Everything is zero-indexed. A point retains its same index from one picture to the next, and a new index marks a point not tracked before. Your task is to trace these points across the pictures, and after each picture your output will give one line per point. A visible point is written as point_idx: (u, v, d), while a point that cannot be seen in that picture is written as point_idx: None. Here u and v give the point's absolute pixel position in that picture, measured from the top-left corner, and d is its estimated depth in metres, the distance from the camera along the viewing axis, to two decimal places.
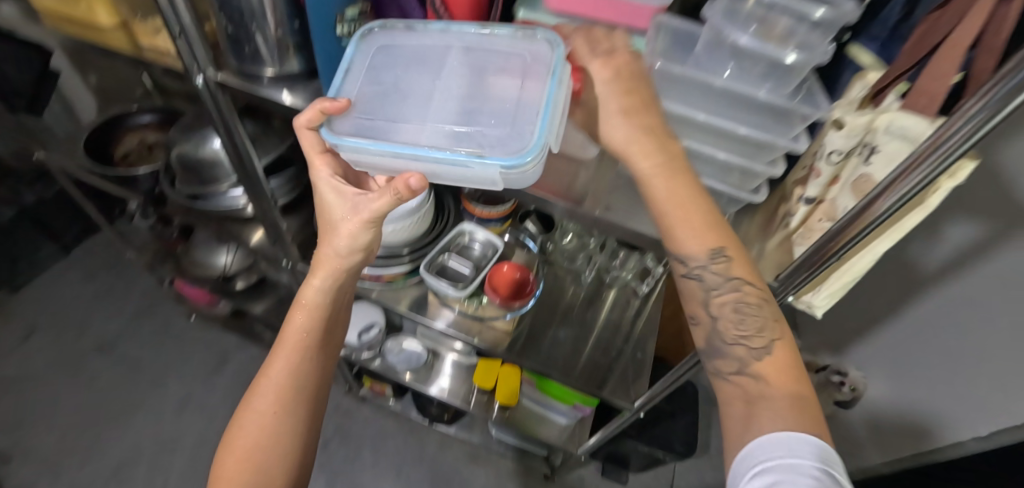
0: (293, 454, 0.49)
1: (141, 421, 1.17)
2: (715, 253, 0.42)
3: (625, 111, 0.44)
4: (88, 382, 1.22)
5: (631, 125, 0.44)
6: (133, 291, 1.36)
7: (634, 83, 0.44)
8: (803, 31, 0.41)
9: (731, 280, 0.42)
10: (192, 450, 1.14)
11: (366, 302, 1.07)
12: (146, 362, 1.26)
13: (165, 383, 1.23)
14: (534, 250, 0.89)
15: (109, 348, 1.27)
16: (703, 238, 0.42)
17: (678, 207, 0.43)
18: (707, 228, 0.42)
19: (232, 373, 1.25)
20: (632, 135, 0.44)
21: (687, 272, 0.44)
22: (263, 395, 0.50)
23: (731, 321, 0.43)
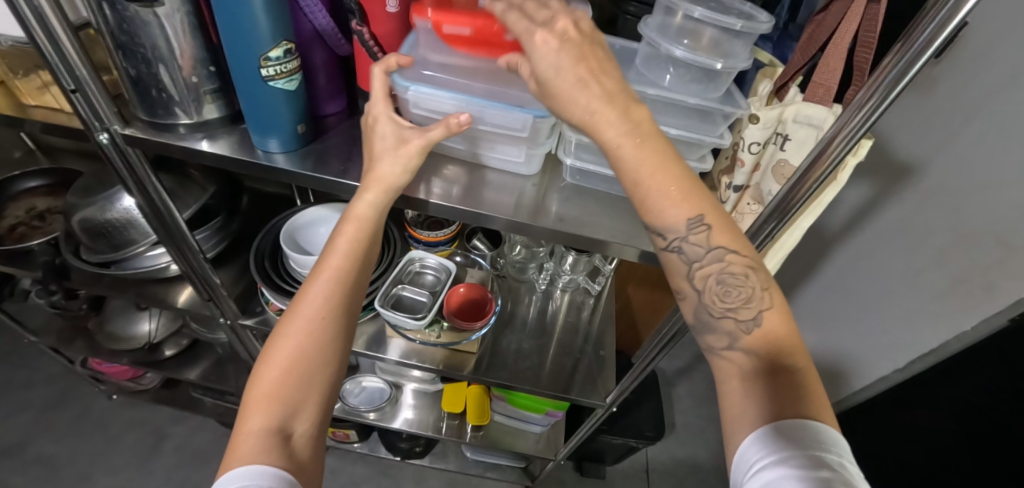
0: (331, 379, 0.46)
1: None
2: (694, 222, 0.39)
3: (584, 79, 0.39)
4: None
5: (593, 92, 0.39)
6: (37, 381, 1.20)
7: (588, 47, 0.40)
8: (728, 40, 0.46)
9: (713, 249, 0.39)
10: None
11: None
12: (64, 458, 1.10)
13: (91, 478, 1.08)
14: (486, 267, 0.89)
15: (13, 451, 1.10)
16: (683, 204, 0.39)
17: (658, 176, 0.39)
18: (686, 194, 0.39)
19: (173, 450, 1.14)
20: (597, 102, 0.39)
21: (668, 246, 0.41)
22: (310, 304, 0.46)
23: (716, 294, 0.40)
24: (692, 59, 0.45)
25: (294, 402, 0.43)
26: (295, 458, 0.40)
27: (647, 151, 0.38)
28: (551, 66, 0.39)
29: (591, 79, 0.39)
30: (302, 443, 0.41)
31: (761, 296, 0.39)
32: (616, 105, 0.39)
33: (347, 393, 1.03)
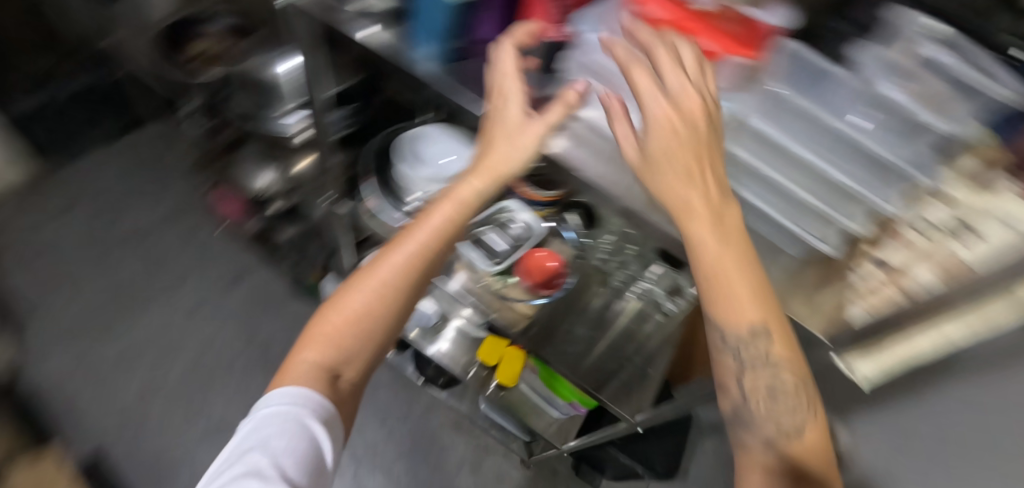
0: (387, 334, 0.50)
1: (154, 315, 1.23)
2: (758, 330, 0.36)
3: (689, 170, 0.35)
4: (115, 268, 1.28)
5: (694, 187, 0.35)
6: (173, 189, 1.40)
7: (703, 137, 0.36)
8: (952, 99, 0.39)
9: (771, 360, 0.37)
10: (194, 355, 1.19)
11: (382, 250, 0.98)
12: (167, 262, 1.30)
13: (184, 285, 1.27)
14: (570, 242, 0.82)
15: (140, 239, 1.32)
16: (755, 312, 0.36)
17: (731, 280, 0.36)
18: (760, 304, 0.36)
19: (246, 290, 1.28)
20: (696, 195, 0.35)
21: (726, 348, 0.38)
22: (384, 270, 0.48)
23: (760, 398, 0.39)
24: (911, 107, 0.39)
25: (346, 352, 0.48)
26: (338, 395, 0.47)
27: (726, 252, 0.35)
28: (657, 144, 0.36)
29: (695, 174, 0.35)
30: (344, 385, 0.48)
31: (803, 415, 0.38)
32: (712, 207, 0.35)
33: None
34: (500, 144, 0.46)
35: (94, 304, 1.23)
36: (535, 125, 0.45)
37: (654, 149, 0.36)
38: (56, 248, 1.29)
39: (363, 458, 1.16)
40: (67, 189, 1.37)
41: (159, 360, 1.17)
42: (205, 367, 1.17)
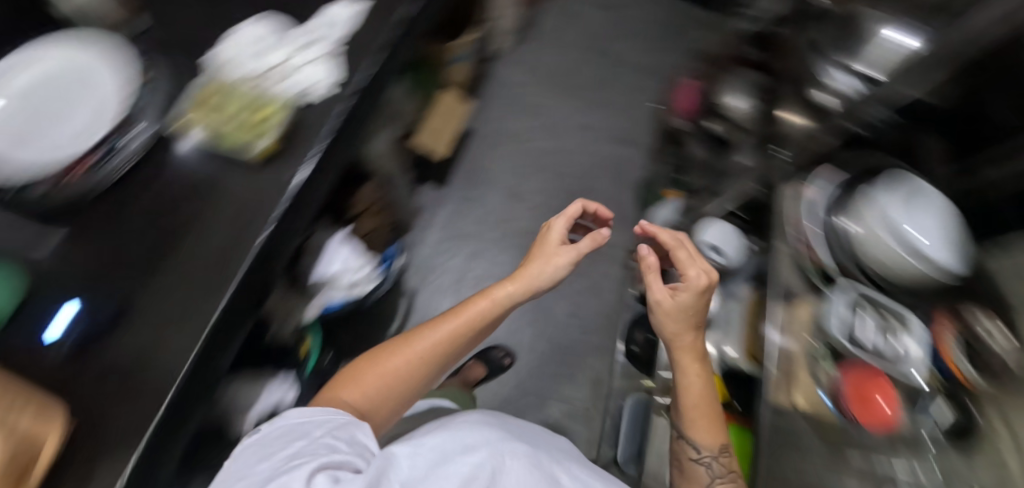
0: (412, 387, 0.62)
1: (566, 103, 1.46)
2: (721, 449, 0.67)
3: (694, 330, 0.70)
4: (586, 58, 1.53)
5: (689, 339, 0.69)
6: (668, 55, 1.53)
7: (696, 315, 0.69)
8: None
9: (727, 472, 0.66)
10: (549, 146, 1.40)
11: (741, 235, 0.96)
12: (610, 84, 1.49)
13: (597, 108, 1.46)
14: (915, 421, 0.67)
15: (615, 59, 1.53)
16: (712, 435, 0.67)
17: (690, 396, 0.67)
18: (715, 430, 0.67)
19: (617, 151, 1.39)
20: (683, 335, 0.69)
21: (698, 458, 0.67)
22: (419, 344, 0.63)
23: None
24: None
25: (382, 392, 0.60)
26: (370, 416, 0.59)
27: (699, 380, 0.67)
28: (684, 306, 0.69)
29: (689, 328, 0.69)
30: (375, 415, 0.59)
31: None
32: (691, 350, 0.69)
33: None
34: (537, 271, 0.71)
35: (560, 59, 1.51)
36: (565, 251, 0.73)
37: (686, 308, 0.69)
38: (580, 15, 1.59)
39: (530, 313, 1.25)
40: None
41: (536, 126, 1.42)
42: (548, 159, 1.39)
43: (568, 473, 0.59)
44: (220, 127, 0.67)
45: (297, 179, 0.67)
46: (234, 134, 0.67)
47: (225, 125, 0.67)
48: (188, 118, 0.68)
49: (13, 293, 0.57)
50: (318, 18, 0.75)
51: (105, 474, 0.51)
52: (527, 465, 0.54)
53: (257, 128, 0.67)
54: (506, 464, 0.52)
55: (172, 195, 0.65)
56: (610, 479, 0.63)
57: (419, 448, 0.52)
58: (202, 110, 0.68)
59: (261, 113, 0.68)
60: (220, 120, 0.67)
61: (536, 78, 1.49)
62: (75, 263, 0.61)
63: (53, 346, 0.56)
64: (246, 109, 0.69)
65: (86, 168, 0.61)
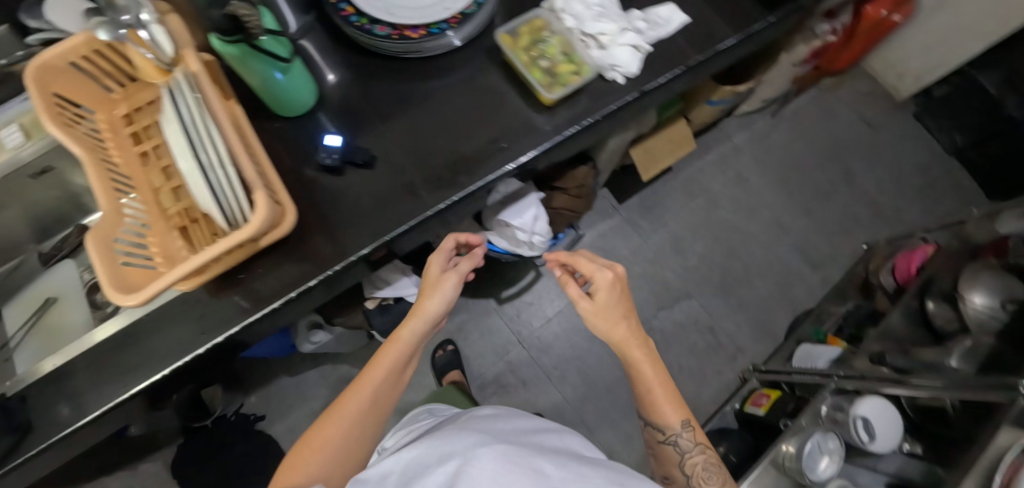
0: (356, 445, 0.68)
1: (776, 188, 1.33)
2: (685, 424, 0.67)
3: (625, 318, 0.66)
4: (821, 156, 1.38)
5: (626, 330, 0.66)
6: (907, 205, 1.34)
7: (624, 306, 0.65)
8: None
9: (696, 446, 0.67)
10: (734, 221, 1.30)
11: (899, 431, 0.84)
12: (834, 199, 1.33)
13: (804, 213, 1.32)
14: None
15: (852, 176, 1.36)
16: (676, 412, 0.67)
17: (640, 356, 0.65)
18: (680, 407, 0.67)
19: (796, 266, 1.27)
20: (623, 331, 0.65)
21: (665, 439, 0.68)
22: (351, 405, 0.68)
23: (702, 477, 0.67)
24: None
25: (332, 462, 0.65)
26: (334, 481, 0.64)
27: (648, 368, 0.65)
28: (610, 304, 0.64)
29: (627, 314, 0.67)
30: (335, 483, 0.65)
31: (719, 482, 0.66)
32: (630, 331, 0.66)
33: (811, 446, 0.82)
34: (436, 301, 0.73)
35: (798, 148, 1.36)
36: (443, 288, 0.74)
37: (610, 305, 0.65)
38: (844, 111, 1.42)
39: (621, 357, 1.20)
40: (903, 118, 1.43)
41: (733, 193, 1.32)
42: (727, 234, 1.29)
43: (562, 466, 0.48)
44: (535, 61, 0.70)
45: (555, 139, 0.69)
46: (543, 73, 0.69)
47: (540, 62, 0.70)
48: (513, 38, 0.71)
49: (311, 98, 0.69)
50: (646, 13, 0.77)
51: (307, 278, 0.64)
52: (504, 459, 0.45)
53: (563, 79, 0.69)
54: (474, 460, 0.45)
55: (452, 96, 0.72)
56: (611, 468, 0.51)
57: (387, 471, 0.51)
58: (528, 38, 0.71)
59: (572, 67, 0.70)
60: (537, 55, 0.70)
61: (762, 146, 1.37)
62: (361, 109, 0.71)
63: (325, 153, 0.65)
64: (561, 58, 0.71)
65: (414, 36, 0.69)
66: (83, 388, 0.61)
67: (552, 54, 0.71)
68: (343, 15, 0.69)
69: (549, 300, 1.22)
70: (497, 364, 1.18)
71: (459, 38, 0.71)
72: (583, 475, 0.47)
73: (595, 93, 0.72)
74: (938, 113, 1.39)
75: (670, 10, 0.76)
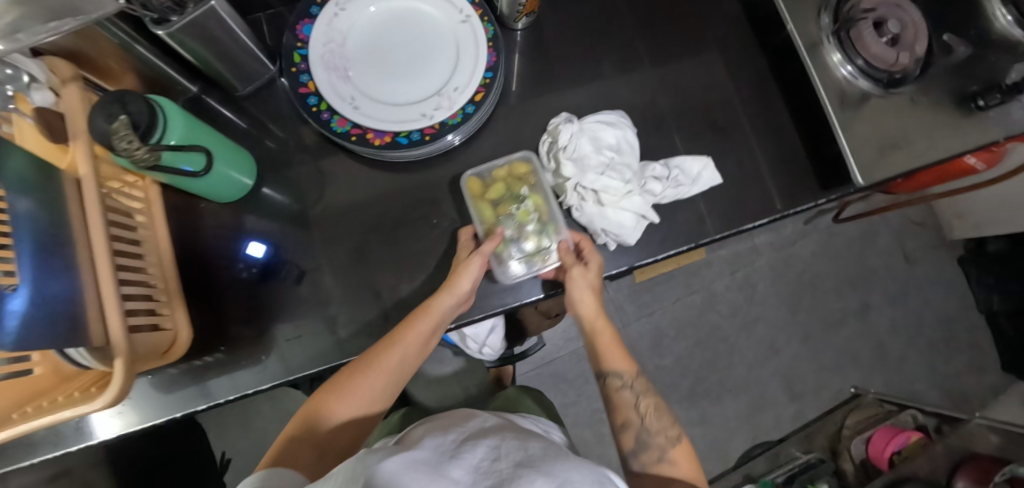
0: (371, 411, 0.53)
1: (779, 302, 1.20)
2: (632, 377, 0.56)
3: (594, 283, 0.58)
4: (845, 278, 1.21)
5: (589, 288, 0.57)
6: (917, 359, 1.19)
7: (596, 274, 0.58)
8: None
9: (645, 385, 0.56)
10: (720, 328, 1.19)
11: None
12: (845, 333, 1.20)
13: (799, 338, 1.19)
14: None
15: (867, 308, 1.20)
16: (622, 360, 0.57)
17: (593, 311, 0.57)
18: (625, 355, 0.57)
19: (770, 392, 1.18)
20: (589, 291, 0.57)
21: (622, 384, 0.55)
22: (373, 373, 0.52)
23: (652, 418, 0.54)
24: None
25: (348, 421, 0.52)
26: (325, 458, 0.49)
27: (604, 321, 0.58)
28: (590, 269, 0.58)
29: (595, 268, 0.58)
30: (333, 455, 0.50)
31: (674, 426, 0.54)
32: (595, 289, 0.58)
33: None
34: (470, 279, 0.55)
35: (826, 264, 1.21)
36: (478, 259, 0.55)
37: (589, 270, 0.57)
38: (890, 231, 1.22)
39: None
40: (954, 258, 1.22)
41: (729, 298, 1.20)
42: (714, 342, 1.19)
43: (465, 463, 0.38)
44: (501, 223, 0.61)
45: (506, 304, 0.59)
46: (506, 243, 0.60)
47: (507, 226, 0.61)
48: (482, 183, 0.61)
49: (253, 178, 0.61)
50: (674, 168, 0.63)
51: (196, 399, 0.58)
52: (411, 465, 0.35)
53: (527, 258, 0.60)
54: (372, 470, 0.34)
55: (412, 217, 0.62)
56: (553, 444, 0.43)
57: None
58: (499, 190, 0.61)
59: (544, 242, 0.60)
60: (505, 216, 0.61)
61: (781, 251, 1.21)
62: (308, 209, 0.62)
63: (242, 264, 0.60)
64: (535, 225, 0.61)
65: (376, 141, 0.57)
66: None
67: (525, 219, 0.61)
68: (298, 92, 0.57)
69: None
70: None
71: (459, 139, 0.58)
72: (495, 449, 0.38)
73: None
74: (991, 266, 1.16)
75: (701, 168, 0.63)
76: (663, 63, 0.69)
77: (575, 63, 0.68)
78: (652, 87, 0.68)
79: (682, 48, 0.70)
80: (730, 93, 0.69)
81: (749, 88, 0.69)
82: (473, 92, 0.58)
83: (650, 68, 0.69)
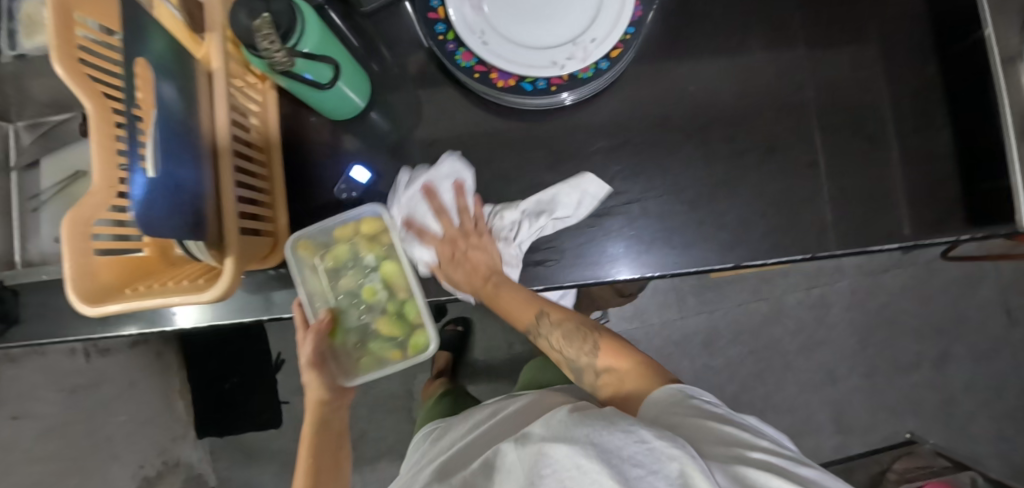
0: None
1: (852, 329, 1.13)
2: (541, 314, 0.62)
3: (461, 271, 0.60)
4: (932, 319, 1.11)
5: (462, 279, 0.59)
6: (989, 421, 1.10)
7: (457, 261, 0.60)
8: None
9: (548, 316, 0.63)
10: (780, 342, 1.13)
11: None
12: (915, 376, 1.12)
13: (864, 371, 1.13)
14: None
15: (949, 357, 1.11)
16: (525, 308, 0.61)
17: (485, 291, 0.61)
18: (528, 302, 0.61)
19: (817, 418, 1.13)
20: (464, 278, 0.60)
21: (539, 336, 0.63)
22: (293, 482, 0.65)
23: (573, 348, 0.63)
24: None
25: None
26: None
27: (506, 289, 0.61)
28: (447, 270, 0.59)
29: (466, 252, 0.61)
30: None
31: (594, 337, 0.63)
32: (473, 283, 0.60)
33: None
34: (315, 378, 0.62)
35: (914, 302, 1.11)
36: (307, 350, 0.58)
37: (448, 267, 0.59)
38: (998, 281, 1.10)
39: None
40: None
41: (799, 314, 1.13)
42: (769, 356, 1.13)
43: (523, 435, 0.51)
44: (343, 304, 0.59)
45: (598, 279, 0.56)
46: (348, 329, 0.60)
47: (347, 312, 0.59)
48: (319, 246, 0.56)
49: (364, 100, 0.59)
50: (544, 209, 0.56)
51: (281, 307, 0.59)
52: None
53: (374, 348, 0.61)
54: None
55: (515, 168, 0.59)
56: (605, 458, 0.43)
57: None
58: (342, 251, 0.57)
59: (390, 328, 0.59)
60: (346, 295, 0.59)
61: (868, 277, 1.12)
62: (413, 139, 0.60)
63: (344, 187, 0.58)
64: (384, 308, 0.59)
65: (497, 84, 0.54)
66: (61, 306, 0.64)
67: (371, 297, 0.59)
68: (429, 16, 0.54)
69: None
70: (475, 360, 1.18)
71: (574, 99, 0.55)
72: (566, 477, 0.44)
73: (670, 230, 0.57)
74: None
75: (582, 199, 0.56)
76: (818, 51, 0.61)
77: (720, 33, 0.61)
78: (798, 74, 0.61)
79: (846, 38, 0.61)
80: (886, 99, 0.61)
81: (911, 98, 0.60)
82: (611, 47, 0.53)
83: (802, 54, 0.61)
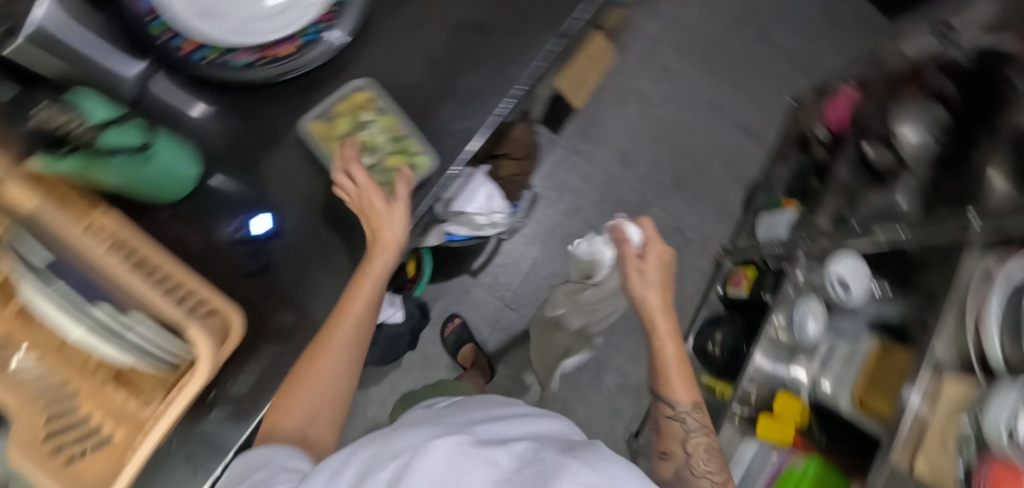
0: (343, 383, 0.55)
1: (696, 69, 1.31)
2: (693, 404, 0.66)
3: (663, 313, 0.69)
4: (731, 20, 1.34)
5: (656, 308, 0.69)
6: (814, 51, 1.37)
7: (668, 309, 0.70)
8: None
9: (694, 406, 0.66)
10: (667, 116, 1.28)
11: (860, 265, 0.89)
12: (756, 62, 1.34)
13: (728, 87, 1.32)
14: None
15: (761, 34, 1.35)
16: (690, 392, 0.66)
17: (660, 324, 0.68)
18: (692, 383, 0.66)
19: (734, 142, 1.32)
20: (653, 304, 0.69)
21: (673, 414, 0.65)
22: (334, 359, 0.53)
23: (700, 456, 0.64)
24: None
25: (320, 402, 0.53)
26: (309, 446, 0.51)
27: (671, 341, 0.67)
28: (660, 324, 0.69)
29: (662, 297, 0.71)
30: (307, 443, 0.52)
31: (718, 467, 0.63)
32: (658, 312, 0.69)
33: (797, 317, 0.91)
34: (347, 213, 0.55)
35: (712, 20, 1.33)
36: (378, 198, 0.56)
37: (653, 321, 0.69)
38: None
39: None
40: None
41: (660, 89, 1.29)
42: (668, 131, 1.28)
43: (538, 446, 0.42)
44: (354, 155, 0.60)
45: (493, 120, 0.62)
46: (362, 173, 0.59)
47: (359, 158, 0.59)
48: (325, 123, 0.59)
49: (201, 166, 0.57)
50: None
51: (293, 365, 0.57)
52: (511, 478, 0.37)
53: (390, 179, 0.59)
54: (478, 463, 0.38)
55: None
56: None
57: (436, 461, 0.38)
58: (344, 123, 0.59)
59: (400, 161, 0.59)
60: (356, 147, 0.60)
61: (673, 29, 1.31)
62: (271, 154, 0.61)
63: (233, 227, 0.57)
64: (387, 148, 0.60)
65: (286, 53, 0.57)
66: None
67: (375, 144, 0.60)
68: (188, 54, 0.56)
69: (521, 255, 1.20)
70: (493, 332, 1.19)
71: (344, 34, 0.60)
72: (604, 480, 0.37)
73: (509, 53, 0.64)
74: None
75: None
76: None
77: None
78: None
79: None
80: None
81: None
82: None
83: None
